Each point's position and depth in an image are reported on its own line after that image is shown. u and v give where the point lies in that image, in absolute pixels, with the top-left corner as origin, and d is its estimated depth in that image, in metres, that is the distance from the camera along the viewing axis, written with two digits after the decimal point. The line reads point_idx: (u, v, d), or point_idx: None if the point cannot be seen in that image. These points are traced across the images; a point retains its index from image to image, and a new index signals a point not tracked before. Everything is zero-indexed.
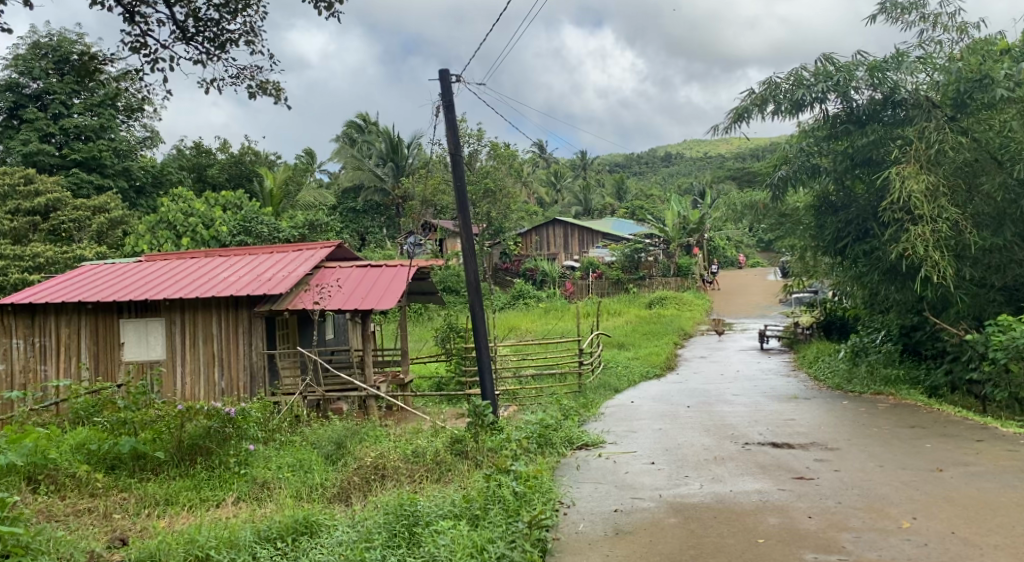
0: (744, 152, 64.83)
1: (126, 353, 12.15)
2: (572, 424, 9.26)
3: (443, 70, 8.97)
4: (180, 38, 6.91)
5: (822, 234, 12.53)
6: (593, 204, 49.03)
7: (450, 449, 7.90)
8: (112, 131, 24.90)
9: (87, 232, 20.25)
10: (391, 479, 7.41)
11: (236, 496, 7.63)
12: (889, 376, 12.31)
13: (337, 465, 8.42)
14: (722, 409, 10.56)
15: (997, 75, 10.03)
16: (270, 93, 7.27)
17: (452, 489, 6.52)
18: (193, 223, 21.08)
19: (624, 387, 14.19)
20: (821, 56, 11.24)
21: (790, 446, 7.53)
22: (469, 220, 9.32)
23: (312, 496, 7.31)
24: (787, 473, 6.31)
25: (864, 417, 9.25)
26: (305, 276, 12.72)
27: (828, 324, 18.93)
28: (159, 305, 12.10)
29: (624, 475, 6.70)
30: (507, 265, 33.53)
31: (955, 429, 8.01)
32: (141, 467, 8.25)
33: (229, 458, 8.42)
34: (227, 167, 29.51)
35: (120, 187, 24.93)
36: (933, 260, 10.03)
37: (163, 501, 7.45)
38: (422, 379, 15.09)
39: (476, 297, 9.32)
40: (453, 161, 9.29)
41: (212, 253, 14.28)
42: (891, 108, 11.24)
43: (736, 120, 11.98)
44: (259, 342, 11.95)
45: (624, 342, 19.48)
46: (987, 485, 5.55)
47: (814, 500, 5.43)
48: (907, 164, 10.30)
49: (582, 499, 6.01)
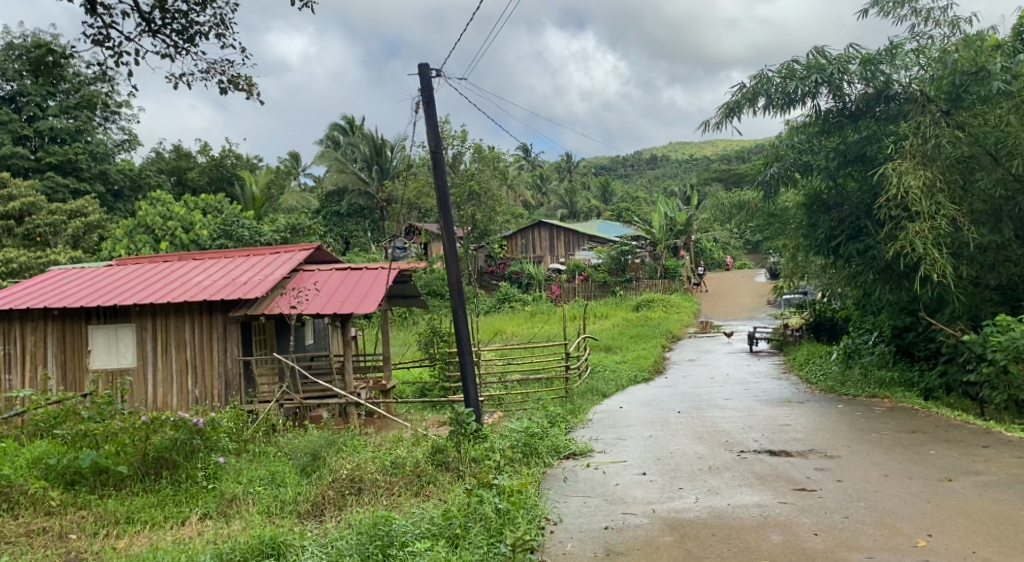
0: (729, 154, 64.91)
1: (94, 361, 11.62)
2: (560, 432, 8.88)
3: (423, 64, 8.57)
4: (146, 31, 6.52)
5: (813, 233, 12.21)
6: (579, 207, 48.86)
7: (431, 460, 7.47)
8: (88, 135, 24.40)
9: (63, 236, 19.83)
10: (368, 492, 7.00)
11: (202, 512, 7.17)
12: (883, 378, 12.03)
13: (312, 477, 7.95)
14: (715, 414, 10.22)
15: (993, 67, 9.82)
16: (242, 89, 6.98)
17: (431, 504, 6.11)
18: (172, 227, 20.40)
19: (612, 391, 13.82)
20: (812, 49, 10.95)
21: (788, 454, 7.19)
22: (451, 219, 8.90)
23: (284, 512, 6.91)
24: (787, 483, 5.95)
25: (862, 421, 8.94)
26: (282, 279, 12.25)
27: (818, 325, 18.71)
28: (129, 311, 11.60)
29: (614, 487, 6.30)
30: (492, 268, 32.73)
31: (957, 434, 7.71)
32: (103, 483, 7.73)
33: (196, 472, 7.94)
34: (208, 171, 28.86)
35: (98, 191, 24.32)
36: (932, 259, 9.75)
37: (125, 519, 6.97)
38: (405, 385, 14.64)
39: (458, 299, 8.92)
40: (434, 159, 8.87)
41: (186, 257, 13.77)
42: (883, 102, 11.02)
43: (726, 116, 11.68)
44: (235, 348, 11.48)
45: (611, 345, 19.11)
46: (1003, 496, 5.22)
47: (819, 514, 5.07)
48: (904, 160, 10.05)
49: (570, 515, 5.61)
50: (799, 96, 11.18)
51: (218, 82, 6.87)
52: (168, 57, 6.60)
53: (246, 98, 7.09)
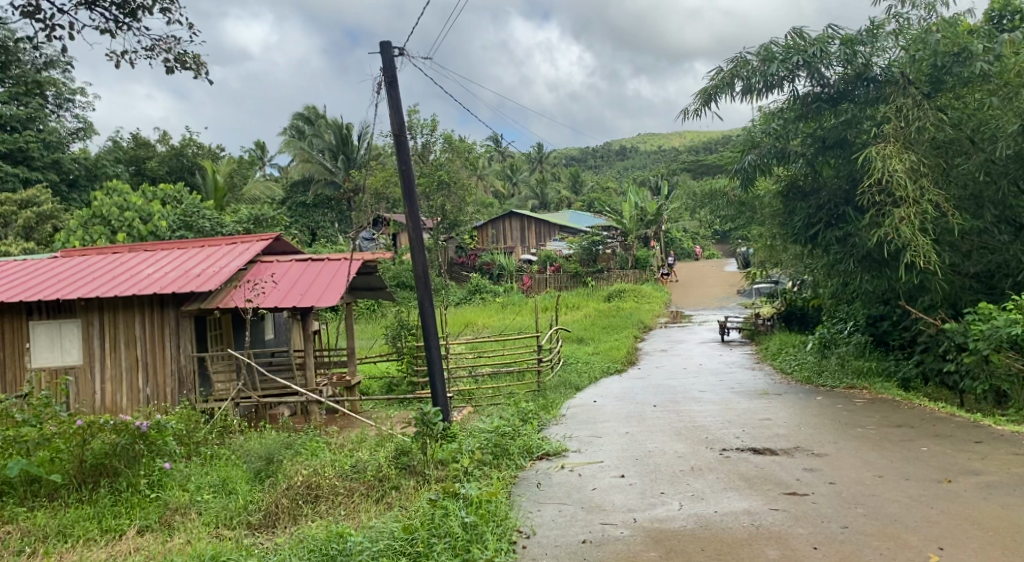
0: (698, 145, 65.11)
1: (35, 359, 10.84)
2: (532, 431, 8.37)
3: (385, 42, 7.97)
4: (82, 4, 5.91)
5: (790, 222, 11.83)
6: (549, 198, 48.64)
7: (394, 464, 6.96)
8: (39, 122, 23.25)
9: (12, 227, 18.95)
10: (326, 501, 6.48)
11: (143, 525, 6.55)
12: (860, 368, 11.74)
13: (266, 484, 7.35)
14: (691, 408, 9.85)
15: (975, 47, 9.55)
16: (191, 67, 6.72)
17: (393, 515, 5.58)
18: (129, 218, 19.36)
19: (586, 384, 13.42)
20: (791, 30, 10.55)
21: (773, 453, 6.81)
22: (417, 208, 8.34)
23: (233, 523, 6.34)
24: (776, 487, 5.54)
25: (845, 415, 8.63)
26: (238, 272, 11.52)
27: (789, 314, 18.58)
28: (74, 305, 10.83)
29: (591, 492, 5.85)
30: (462, 259, 31.94)
31: (945, 428, 7.41)
32: (35, 493, 7.09)
33: (139, 480, 7.24)
34: (168, 159, 27.83)
35: (50, 181, 23.15)
36: (918, 245, 9.44)
37: (55, 534, 6.35)
38: (372, 381, 14.11)
39: (424, 289, 8.38)
40: (398, 144, 8.30)
41: (136, 248, 12.96)
42: (863, 85, 10.65)
43: (704, 103, 11.27)
44: (188, 345, 10.82)
45: (583, 337, 18.67)
46: (1010, 500, 4.88)
47: (816, 524, 4.67)
48: (887, 143, 9.73)
49: (544, 527, 5.13)
50: (777, 80, 10.78)
51: (165, 60, 6.56)
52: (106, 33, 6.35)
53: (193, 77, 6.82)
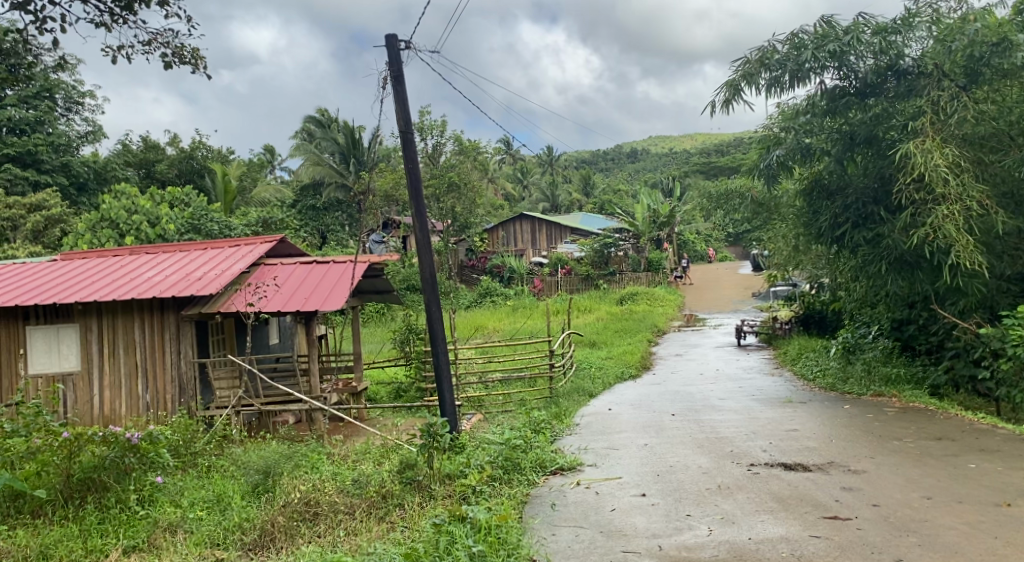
0: (710, 148, 64.63)
1: (32, 364, 10.48)
2: (545, 443, 7.90)
3: (390, 34, 7.55)
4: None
5: (814, 222, 11.27)
6: (560, 201, 48.21)
7: (398, 479, 6.53)
8: (49, 126, 23.04)
9: (21, 231, 18.71)
10: (326, 519, 6.04)
11: (130, 544, 6.13)
12: (888, 375, 11.14)
13: (263, 500, 6.88)
14: (713, 417, 9.34)
15: (1017, 37, 8.99)
16: (188, 61, 6.37)
17: (394, 539, 5.12)
18: (137, 221, 19.00)
19: (599, 390, 12.90)
20: (821, 19, 10.02)
21: (805, 468, 6.31)
22: (424, 207, 7.89)
23: (226, 544, 5.91)
24: (814, 510, 5.05)
25: (878, 426, 8.10)
26: (242, 275, 11.12)
27: (808, 318, 18.09)
28: (72, 310, 10.47)
29: (610, 514, 5.38)
30: (473, 261, 31.58)
31: (989, 442, 6.89)
32: (20, 509, 6.69)
33: (128, 496, 6.80)
34: (178, 162, 27.60)
35: (60, 184, 22.88)
36: (959, 244, 8.88)
37: (35, 554, 5.92)
38: (378, 388, 13.66)
39: (432, 292, 7.91)
40: (404, 142, 7.87)
41: (138, 250, 12.55)
42: (894, 78, 10.14)
43: (729, 96, 10.78)
44: (189, 350, 10.43)
45: (596, 341, 18.21)
46: None
47: (864, 556, 4.19)
48: (925, 138, 9.18)
49: (559, 556, 4.65)
50: (805, 72, 10.23)
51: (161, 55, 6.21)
52: (102, 27, 6.03)
53: (193, 71, 6.50)
